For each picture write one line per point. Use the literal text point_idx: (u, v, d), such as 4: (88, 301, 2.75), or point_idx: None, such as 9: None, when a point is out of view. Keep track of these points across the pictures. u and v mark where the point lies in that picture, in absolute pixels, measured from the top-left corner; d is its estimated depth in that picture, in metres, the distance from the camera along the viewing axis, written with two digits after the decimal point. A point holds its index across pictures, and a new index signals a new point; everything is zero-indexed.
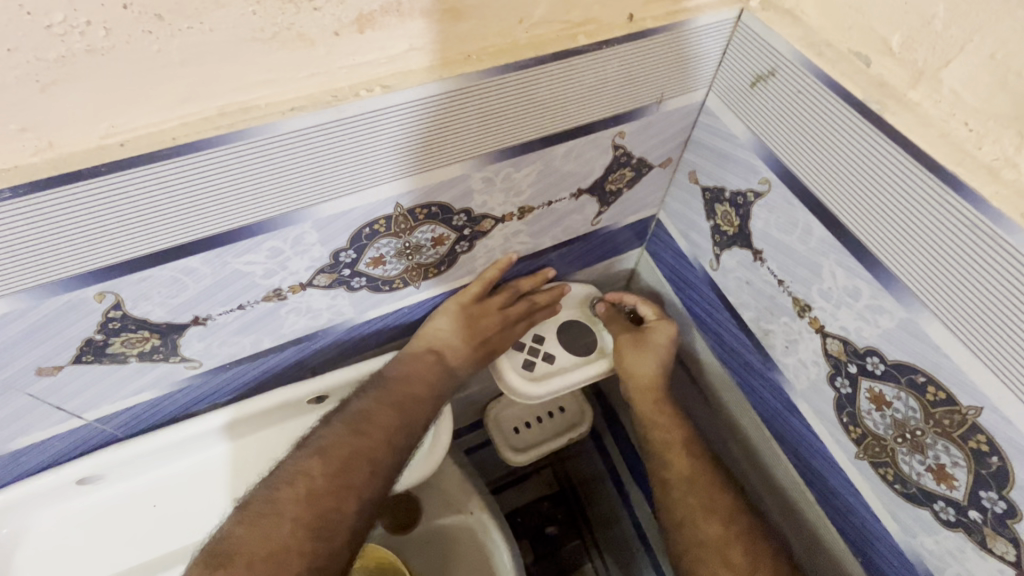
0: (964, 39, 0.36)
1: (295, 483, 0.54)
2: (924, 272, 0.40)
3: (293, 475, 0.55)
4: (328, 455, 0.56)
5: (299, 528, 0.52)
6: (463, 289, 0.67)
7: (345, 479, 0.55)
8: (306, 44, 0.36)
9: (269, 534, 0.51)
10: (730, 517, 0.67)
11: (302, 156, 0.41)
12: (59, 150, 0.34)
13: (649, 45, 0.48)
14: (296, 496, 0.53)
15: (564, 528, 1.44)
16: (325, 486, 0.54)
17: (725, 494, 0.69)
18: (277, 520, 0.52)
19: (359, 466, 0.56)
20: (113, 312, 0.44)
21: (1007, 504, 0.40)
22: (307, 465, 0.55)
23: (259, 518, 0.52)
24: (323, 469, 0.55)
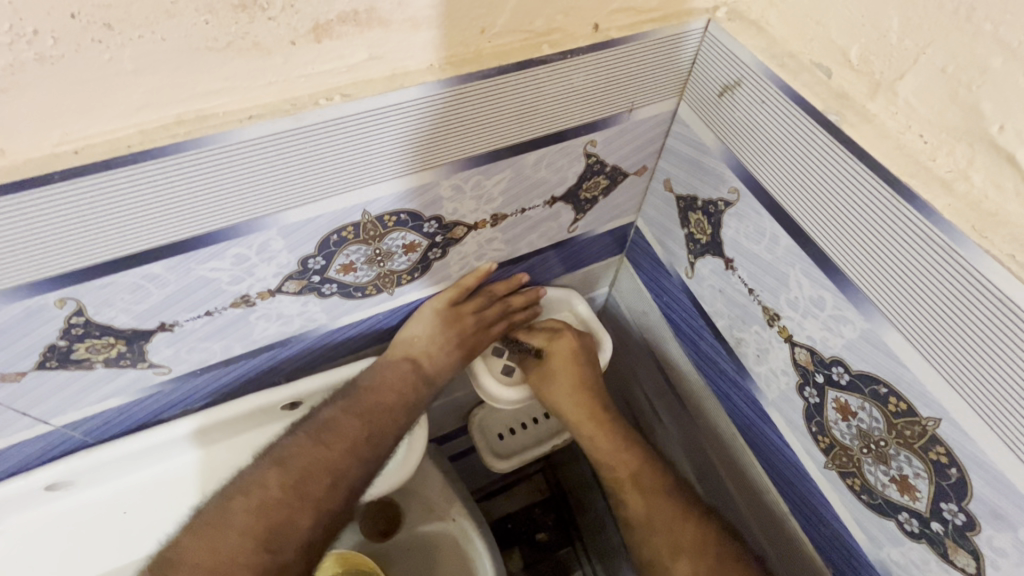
0: (916, 52, 0.36)
1: (250, 494, 0.55)
2: (882, 283, 0.40)
3: (249, 486, 0.55)
4: (287, 467, 0.56)
5: (248, 539, 0.53)
6: (437, 295, 0.66)
7: (301, 489, 0.56)
8: (262, 53, 0.36)
9: (217, 545, 0.52)
10: (699, 551, 0.66)
11: (263, 164, 0.41)
12: (12, 157, 0.34)
13: (615, 55, 0.49)
14: (248, 506, 0.54)
15: (554, 535, 1.44)
16: (277, 497, 0.55)
17: (688, 525, 0.68)
18: (230, 528, 0.53)
19: (315, 475, 0.56)
20: (75, 318, 0.44)
21: (966, 516, 0.39)
22: (265, 474, 0.56)
23: (207, 529, 0.53)
24: (279, 481, 0.55)
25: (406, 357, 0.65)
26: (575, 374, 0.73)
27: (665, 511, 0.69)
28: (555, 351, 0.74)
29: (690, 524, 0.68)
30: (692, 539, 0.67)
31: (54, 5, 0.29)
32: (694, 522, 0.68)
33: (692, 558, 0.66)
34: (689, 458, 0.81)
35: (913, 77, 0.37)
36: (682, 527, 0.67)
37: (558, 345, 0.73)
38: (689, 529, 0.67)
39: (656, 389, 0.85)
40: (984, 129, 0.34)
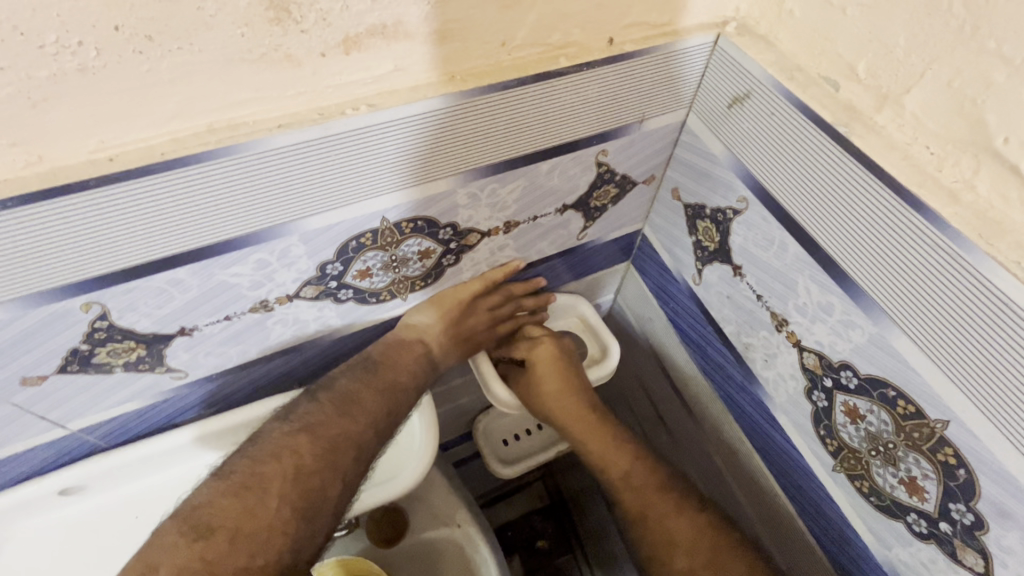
0: (923, 67, 0.38)
1: (284, 458, 0.53)
2: (891, 289, 0.42)
3: (278, 450, 0.53)
4: (317, 434, 0.55)
5: (283, 505, 0.50)
6: (452, 285, 0.66)
7: (330, 459, 0.54)
8: (293, 65, 0.37)
9: (257, 509, 0.49)
10: (693, 546, 0.63)
11: (289, 171, 0.42)
12: (49, 164, 0.35)
13: (629, 68, 0.50)
14: (282, 472, 0.52)
15: (554, 543, 1.43)
16: (310, 466, 0.53)
17: (683, 520, 0.65)
18: (262, 489, 0.51)
19: (343, 448, 0.55)
20: (99, 322, 0.45)
21: (975, 516, 0.41)
22: (295, 442, 0.54)
23: (243, 491, 0.50)
24: (310, 448, 0.54)
25: (420, 340, 0.65)
26: (557, 379, 0.72)
27: (664, 508, 0.66)
28: (534, 357, 0.73)
29: (687, 519, 0.65)
30: (688, 534, 0.64)
31: (99, 17, 0.30)
32: (689, 515, 0.65)
33: (687, 554, 0.63)
34: (694, 462, 0.82)
35: (919, 92, 0.38)
36: (676, 523, 0.65)
37: (537, 351, 0.73)
38: (685, 524, 0.65)
39: (661, 394, 0.85)
40: (989, 141, 0.35)
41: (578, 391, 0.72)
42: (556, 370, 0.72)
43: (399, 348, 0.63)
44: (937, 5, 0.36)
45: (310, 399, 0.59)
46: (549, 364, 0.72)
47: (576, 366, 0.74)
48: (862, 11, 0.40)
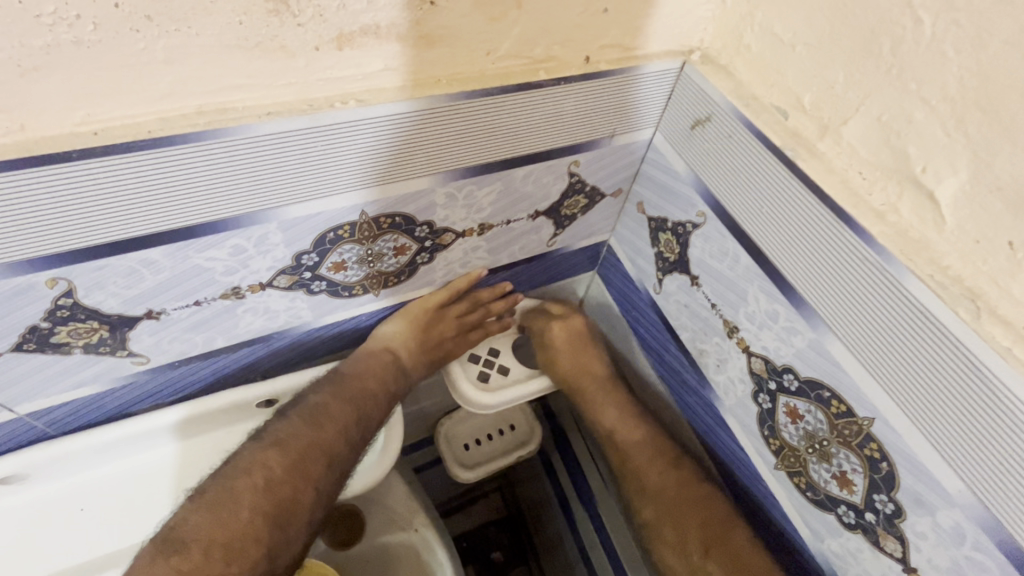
0: (859, 102, 0.43)
1: (254, 473, 0.57)
2: (828, 298, 0.46)
3: (251, 463, 0.57)
4: (285, 447, 0.59)
5: (256, 515, 0.55)
6: (425, 294, 0.69)
7: (302, 467, 0.58)
8: (286, 55, 0.38)
9: (229, 520, 0.54)
10: (659, 494, 0.71)
11: (277, 158, 0.43)
12: (30, 133, 0.35)
13: (603, 85, 0.54)
14: (253, 485, 0.56)
15: (508, 554, 1.44)
16: (280, 477, 0.57)
17: (654, 473, 0.72)
18: (237, 503, 0.55)
19: (313, 457, 0.59)
20: (63, 300, 0.44)
21: (894, 505, 0.45)
22: (264, 456, 0.58)
23: (218, 505, 0.55)
24: (280, 460, 0.58)
25: (386, 349, 0.68)
26: (573, 355, 0.80)
27: (639, 464, 0.74)
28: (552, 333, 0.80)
29: (656, 472, 0.72)
30: (657, 485, 0.71)
31: None
32: (659, 471, 0.72)
33: (654, 501, 0.71)
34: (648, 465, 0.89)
35: (855, 124, 0.43)
36: (647, 475, 0.73)
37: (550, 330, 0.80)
38: (654, 477, 0.72)
39: None
40: (910, 170, 0.40)
41: (590, 364, 0.80)
42: (569, 345, 0.80)
43: (372, 361, 0.67)
44: (872, 48, 0.41)
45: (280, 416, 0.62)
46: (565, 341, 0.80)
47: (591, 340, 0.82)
48: (809, 49, 0.45)
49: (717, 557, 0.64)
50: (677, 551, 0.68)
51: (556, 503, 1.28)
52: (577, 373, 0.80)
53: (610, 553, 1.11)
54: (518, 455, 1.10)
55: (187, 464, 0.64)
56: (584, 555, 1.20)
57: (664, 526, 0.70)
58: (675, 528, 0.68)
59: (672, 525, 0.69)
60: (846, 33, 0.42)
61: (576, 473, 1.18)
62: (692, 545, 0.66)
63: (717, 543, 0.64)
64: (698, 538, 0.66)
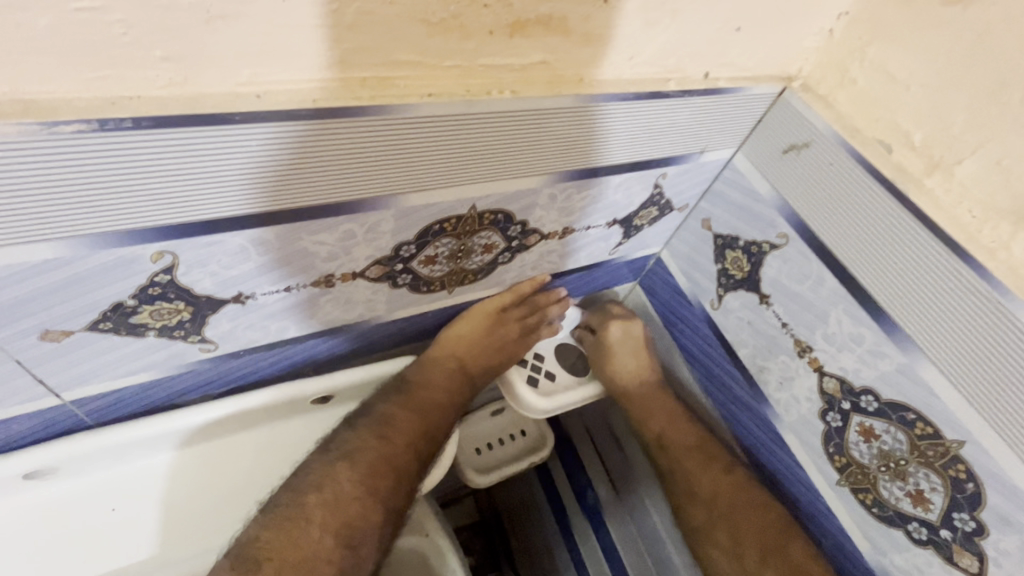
0: (977, 145, 0.45)
1: (323, 489, 0.54)
2: (926, 324, 0.49)
3: (320, 480, 0.54)
4: (354, 462, 0.56)
5: (326, 534, 0.52)
6: (489, 297, 0.67)
7: (372, 484, 0.55)
8: (462, 35, 0.36)
9: (299, 540, 0.51)
10: (711, 501, 0.70)
11: (422, 142, 0.41)
12: (191, 88, 0.31)
13: (714, 102, 0.55)
14: (323, 501, 0.53)
15: (480, 558, 1.41)
16: (351, 493, 0.54)
17: (706, 477, 0.71)
18: (310, 519, 0.52)
19: (381, 471, 0.56)
20: (161, 276, 0.40)
21: (976, 524, 0.48)
22: (334, 470, 0.55)
23: (283, 520, 0.51)
24: (349, 475, 0.55)
25: (452, 355, 0.65)
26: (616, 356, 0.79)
27: (688, 466, 0.73)
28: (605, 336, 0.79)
29: (710, 478, 0.71)
30: (708, 490, 0.71)
31: None
32: (715, 474, 0.71)
33: (706, 505, 0.71)
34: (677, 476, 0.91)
35: (970, 164, 0.45)
36: (699, 479, 0.72)
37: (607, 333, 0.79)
38: (706, 481, 0.71)
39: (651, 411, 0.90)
40: None
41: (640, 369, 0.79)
42: (623, 348, 0.79)
43: (433, 369, 0.64)
44: (995, 98, 0.43)
45: (348, 427, 0.59)
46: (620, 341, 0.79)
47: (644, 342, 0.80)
48: (923, 90, 0.47)
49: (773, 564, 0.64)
50: (730, 558, 0.68)
51: (545, 503, 1.27)
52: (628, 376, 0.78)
53: (614, 562, 1.10)
54: (524, 463, 1.07)
55: (223, 463, 0.60)
56: (578, 561, 1.19)
57: (715, 530, 0.69)
58: (727, 531, 0.68)
59: (726, 531, 0.68)
60: (973, 78, 0.44)
61: (579, 479, 1.18)
62: (748, 552, 0.66)
63: (775, 553, 0.64)
64: (755, 546, 0.66)
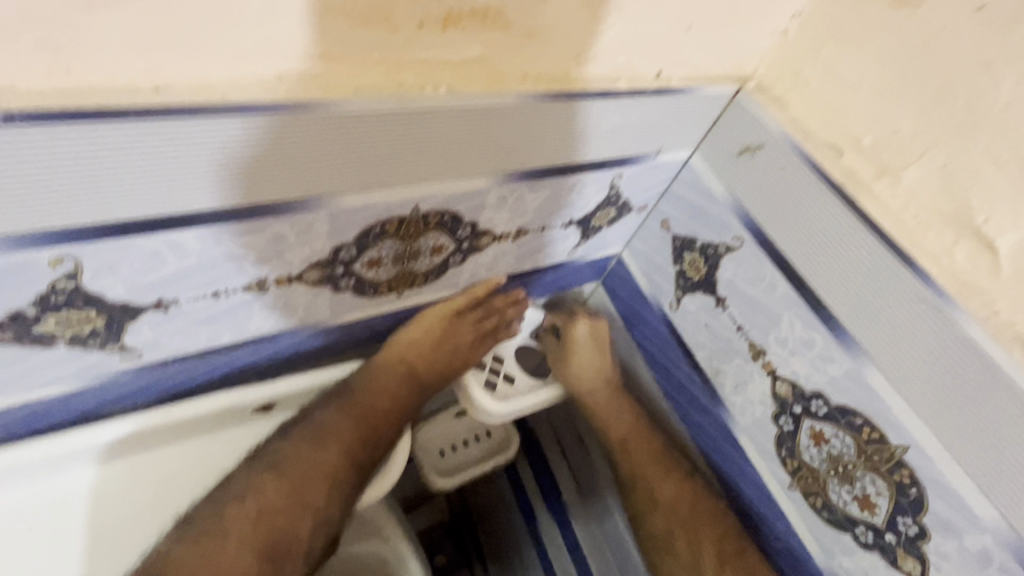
0: (922, 150, 0.44)
1: (246, 500, 0.52)
2: (874, 330, 0.49)
3: (244, 490, 0.53)
4: (284, 473, 0.54)
5: (245, 550, 0.50)
6: (441, 300, 0.65)
7: (300, 495, 0.54)
8: (389, 28, 0.34)
9: (213, 556, 0.49)
10: (672, 508, 0.71)
11: (351, 140, 0.38)
12: (76, 81, 0.28)
13: (667, 103, 0.54)
14: (244, 514, 0.51)
15: (452, 556, 1.38)
16: (276, 506, 0.53)
17: (667, 485, 0.73)
18: (227, 532, 0.50)
19: (314, 482, 0.55)
20: (64, 283, 0.37)
21: (918, 528, 0.48)
22: (261, 482, 0.53)
23: (204, 538, 0.50)
24: (277, 487, 0.53)
25: (401, 360, 0.63)
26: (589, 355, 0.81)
27: (648, 472, 0.74)
28: (571, 333, 0.81)
29: (670, 484, 0.73)
30: (669, 498, 0.72)
31: None
32: (674, 483, 0.73)
33: (666, 513, 0.72)
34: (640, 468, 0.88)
35: (917, 169, 0.45)
36: (660, 487, 0.73)
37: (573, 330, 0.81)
38: (667, 489, 0.72)
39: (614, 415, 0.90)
40: (971, 219, 0.43)
41: (603, 368, 0.80)
42: (586, 348, 0.81)
43: (380, 375, 0.62)
44: (943, 102, 0.42)
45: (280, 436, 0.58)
46: (582, 340, 0.81)
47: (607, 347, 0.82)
48: (874, 93, 0.46)
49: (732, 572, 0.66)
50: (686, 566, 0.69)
51: (516, 511, 1.25)
52: (588, 373, 0.79)
53: (577, 560, 1.10)
54: (495, 463, 1.06)
55: (152, 477, 0.57)
56: (544, 560, 1.18)
57: (676, 538, 0.70)
58: (687, 539, 0.69)
59: (684, 539, 0.70)
60: (917, 83, 0.43)
61: (547, 483, 1.16)
62: (705, 561, 0.68)
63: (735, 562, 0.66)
64: (712, 553, 0.67)
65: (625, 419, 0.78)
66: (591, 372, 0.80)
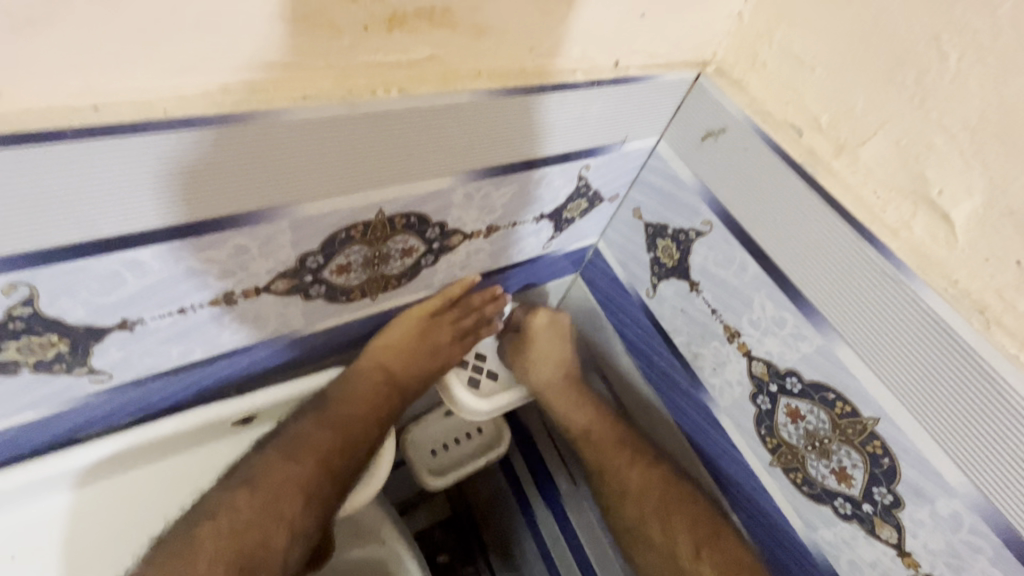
0: (878, 126, 0.45)
1: (218, 516, 0.52)
2: (840, 307, 0.50)
3: (216, 507, 0.53)
4: (256, 487, 0.54)
5: (217, 565, 0.50)
6: (417, 302, 0.65)
7: (273, 508, 0.54)
8: (333, 33, 0.33)
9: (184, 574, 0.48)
10: (642, 496, 0.75)
11: (304, 148, 0.38)
12: (9, 105, 0.28)
13: (629, 91, 0.54)
14: (215, 530, 0.51)
15: (455, 554, 1.39)
16: (247, 520, 0.53)
17: (635, 473, 0.76)
18: (197, 552, 0.50)
19: (286, 495, 0.55)
20: (20, 310, 0.36)
21: (893, 496, 0.50)
22: (233, 497, 0.53)
23: (170, 560, 0.49)
24: (249, 503, 0.53)
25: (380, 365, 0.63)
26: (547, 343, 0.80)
27: (613, 463, 0.77)
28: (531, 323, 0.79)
29: (637, 472, 0.76)
30: (638, 486, 0.75)
31: None
32: (640, 470, 0.76)
33: (636, 503, 0.75)
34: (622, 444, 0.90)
35: (873, 145, 0.45)
36: (627, 476, 0.76)
37: (532, 322, 0.79)
38: (634, 477, 0.76)
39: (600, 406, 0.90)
40: (927, 191, 0.43)
41: (561, 358, 0.81)
42: (543, 336, 0.80)
43: (360, 381, 0.63)
44: (894, 77, 0.43)
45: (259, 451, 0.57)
46: (542, 331, 0.80)
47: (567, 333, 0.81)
48: (829, 72, 0.47)
49: (707, 558, 0.68)
50: (664, 553, 0.72)
51: (514, 505, 1.25)
52: (546, 365, 0.80)
53: (575, 550, 1.11)
54: (485, 459, 1.06)
55: (135, 497, 0.57)
56: (543, 552, 1.19)
57: (649, 525, 0.74)
58: (659, 526, 0.73)
59: (660, 528, 0.73)
60: (869, 60, 0.44)
61: (542, 476, 1.17)
62: (681, 547, 0.70)
63: (710, 545, 0.68)
64: (686, 536, 0.70)
65: (585, 412, 0.81)
66: (553, 363, 0.80)
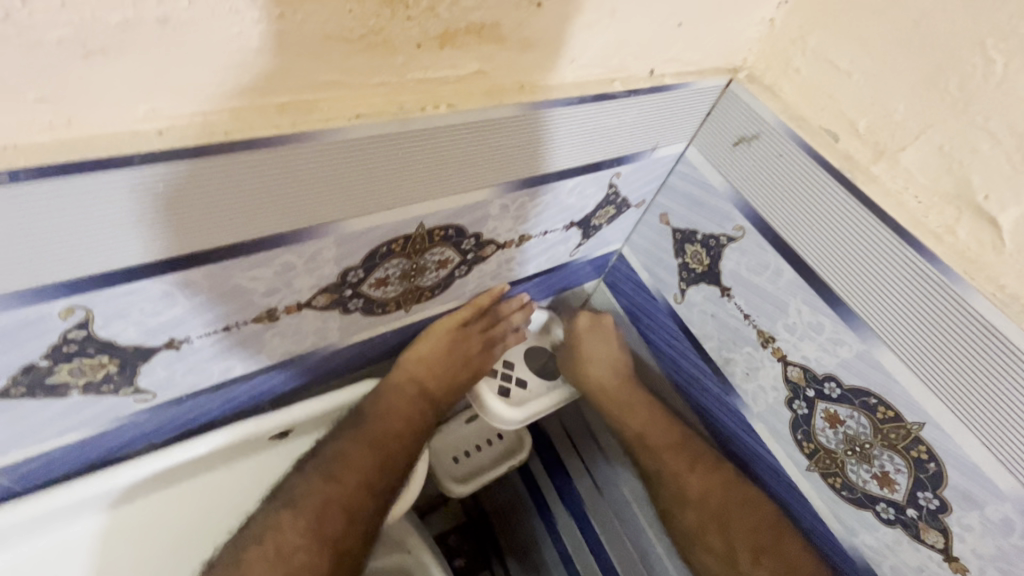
0: (919, 131, 0.45)
1: (265, 540, 0.52)
2: (883, 313, 0.50)
3: (263, 531, 0.53)
4: (301, 507, 0.54)
5: None
6: (448, 312, 0.65)
7: (318, 529, 0.53)
8: (387, 51, 0.33)
9: None
10: (703, 502, 0.72)
11: (354, 164, 0.38)
12: (78, 132, 0.28)
13: (663, 99, 0.54)
14: (264, 555, 0.51)
15: (471, 561, 1.39)
16: (294, 543, 0.52)
17: (694, 478, 0.73)
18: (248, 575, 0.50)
19: (331, 514, 0.55)
20: (75, 333, 0.36)
21: (940, 501, 0.49)
22: (278, 519, 0.53)
23: None
24: (295, 523, 0.53)
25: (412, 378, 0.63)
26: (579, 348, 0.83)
27: (673, 466, 0.75)
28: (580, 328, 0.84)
29: (698, 478, 0.73)
30: (698, 491, 0.73)
31: None
32: (702, 475, 0.73)
33: (696, 508, 0.73)
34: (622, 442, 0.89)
35: (914, 150, 0.45)
36: (686, 481, 0.74)
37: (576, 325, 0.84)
38: (695, 483, 0.73)
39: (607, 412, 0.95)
40: (972, 196, 0.43)
41: (613, 356, 0.82)
42: (592, 339, 0.83)
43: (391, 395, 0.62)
44: (936, 82, 0.43)
45: (298, 472, 0.58)
46: (586, 332, 0.83)
47: (614, 334, 0.83)
48: (866, 76, 0.47)
49: (767, 564, 0.67)
50: (723, 561, 0.71)
51: (533, 510, 1.25)
52: (602, 366, 0.81)
53: (599, 556, 1.10)
54: (507, 466, 1.06)
55: (173, 514, 0.57)
56: (565, 557, 1.18)
57: (709, 533, 0.73)
58: (723, 538, 0.71)
59: (719, 534, 0.71)
60: (910, 65, 0.44)
61: (563, 481, 1.16)
62: (739, 552, 0.69)
63: (770, 552, 0.67)
64: (747, 544, 0.68)
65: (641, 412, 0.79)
66: (606, 364, 0.81)
